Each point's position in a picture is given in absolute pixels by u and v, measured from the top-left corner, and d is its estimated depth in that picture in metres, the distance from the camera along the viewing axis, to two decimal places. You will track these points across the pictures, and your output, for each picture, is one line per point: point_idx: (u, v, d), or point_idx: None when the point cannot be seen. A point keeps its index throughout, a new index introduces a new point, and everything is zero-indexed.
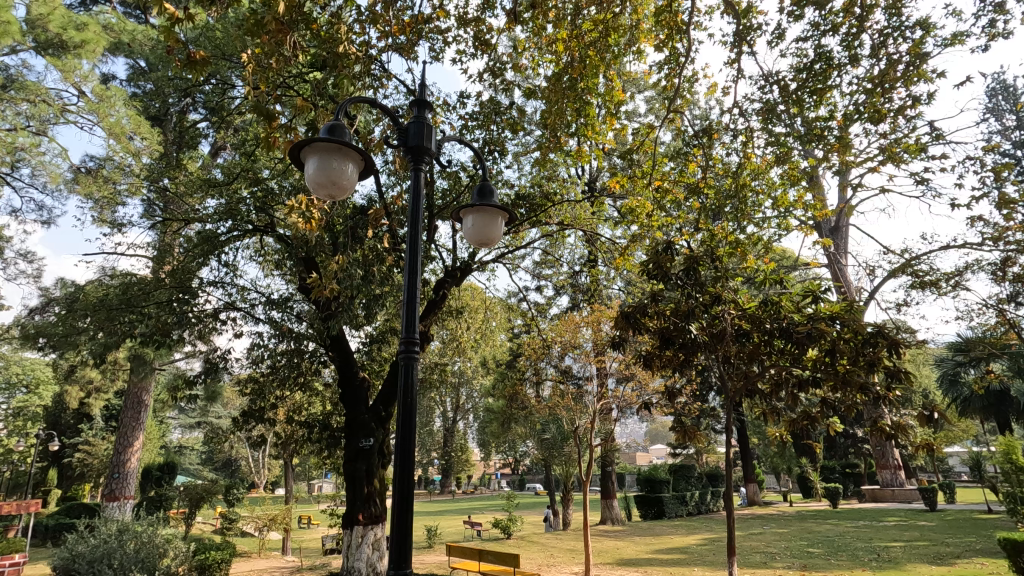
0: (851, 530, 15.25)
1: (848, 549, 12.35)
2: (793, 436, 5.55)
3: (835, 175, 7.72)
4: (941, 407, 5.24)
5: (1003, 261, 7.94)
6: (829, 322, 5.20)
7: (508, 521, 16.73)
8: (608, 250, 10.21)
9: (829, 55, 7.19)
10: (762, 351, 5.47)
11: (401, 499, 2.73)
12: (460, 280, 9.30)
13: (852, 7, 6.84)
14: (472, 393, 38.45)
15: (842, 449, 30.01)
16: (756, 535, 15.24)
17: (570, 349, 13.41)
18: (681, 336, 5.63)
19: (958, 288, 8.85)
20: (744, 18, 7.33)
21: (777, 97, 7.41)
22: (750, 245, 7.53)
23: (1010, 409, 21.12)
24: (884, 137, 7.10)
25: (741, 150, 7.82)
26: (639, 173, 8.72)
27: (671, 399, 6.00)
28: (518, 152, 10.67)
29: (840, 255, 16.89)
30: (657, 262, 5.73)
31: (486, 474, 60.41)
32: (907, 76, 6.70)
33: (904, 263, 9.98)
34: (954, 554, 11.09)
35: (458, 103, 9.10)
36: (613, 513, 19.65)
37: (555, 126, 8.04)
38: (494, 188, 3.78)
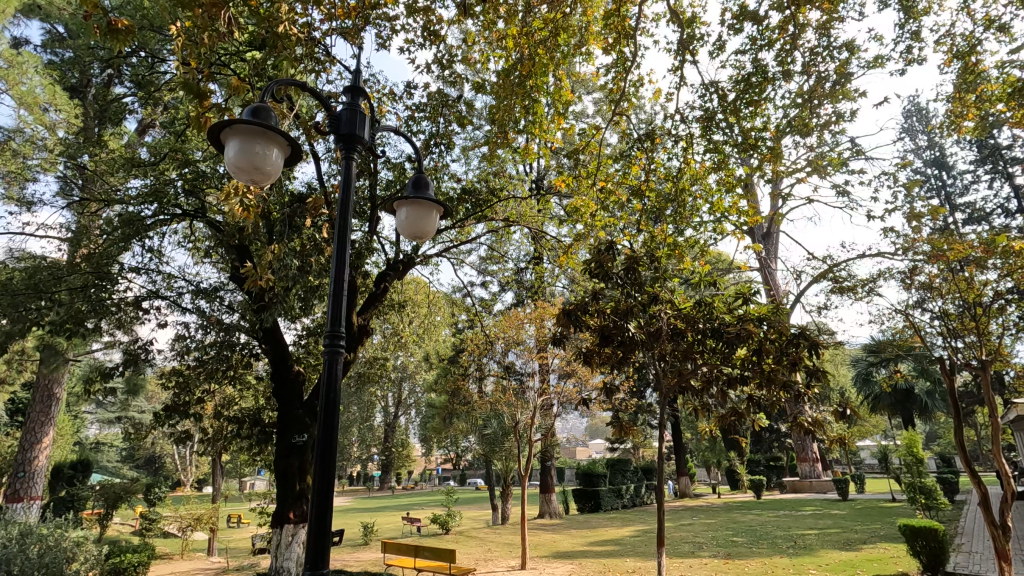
0: (772, 520, 16.16)
1: (768, 538, 13.07)
2: (721, 431, 5.80)
3: (767, 183, 8.12)
4: (853, 404, 5.62)
5: (912, 270, 8.61)
6: (757, 323, 5.44)
7: (446, 516, 16.69)
8: (554, 248, 10.31)
9: (765, 69, 7.55)
10: (695, 350, 5.67)
11: (321, 494, 2.67)
12: (403, 274, 9.05)
13: (787, 25, 7.22)
14: (414, 388, 37.94)
15: (768, 443, 31.75)
16: (686, 526, 15.88)
17: (514, 345, 13.50)
18: (620, 333, 5.77)
19: (872, 293, 9.50)
20: (688, 27, 7.59)
21: (717, 106, 7.72)
22: (687, 248, 7.81)
23: (914, 406, 23.00)
24: (812, 150, 7.54)
25: (682, 155, 8.11)
26: (584, 173, 8.89)
27: (608, 396, 6.12)
28: (467, 146, 10.63)
29: (771, 260, 17.82)
30: (597, 261, 5.86)
31: (427, 470, 60.03)
32: (833, 93, 7.15)
33: (826, 269, 10.63)
34: (861, 540, 11.96)
35: (404, 93, 8.93)
36: (551, 507, 19.95)
37: (503, 122, 8.06)
38: (430, 181, 3.75)
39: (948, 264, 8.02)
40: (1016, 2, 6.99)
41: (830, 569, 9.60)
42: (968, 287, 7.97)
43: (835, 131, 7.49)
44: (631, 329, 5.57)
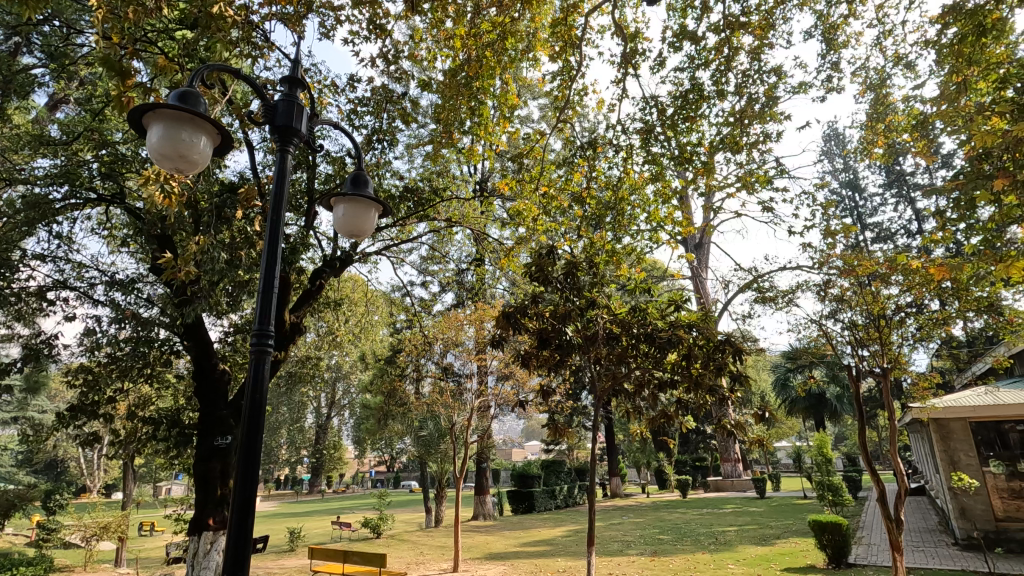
0: (696, 518, 16.91)
1: (692, 535, 13.67)
2: (651, 433, 5.99)
3: (700, 197, 8.50)
4: (771, 408, 5.97)
5: (826, 283, 9.27)
6: (688, 329, 5.70)
7: (378, 520, 16.33)
8: (495, 250, 10.34)
9: (701, 87, 7.92)
10: (629, 354, 5.83)
11: (241, 502, 2.56)
12: (340, 271, 8.76)
13: (723, 47, 7.62)
14: (348, 389, 36.96)
15: (694, 444, 33.18)
16: (616, 525, 16.34)
17: (452, 346, 13.41)
18: (558, 336, 5.85)
19: (791, 304, 10.15)
20: (632, 41, 7.85)
21: (656, 120, 8.02)
22: (624, 255, 8.05)
23: (825, 409, 24.72)
24: (742, 167, 7.98)
25: (622, 165, 8.37)
26: (527, 178, 9.00)
27: (544, 398, 6.17)
28: (410, 144, 10.50)
29: (702, 270, 18.66)
30: (537, 265, 5.95)
31: (359, 473, 58.51)
32: (762, 115, 7.61)
33: (751, 280, 11.25)
34: (776, 536, 12.73)
35: (347, 86, 8.70)
36: (485, 509, 19.96)
37: (448, 122, 8.01)
38: (369, 179, 3.67)
39: (858, 278, 8.71)
40: (920, 43, 7.70)
41: (746, 563, 10.14)
42: (874, 300, 8.67)
43: (762, 150, 7.96)
44: (569, 333, 5.65)
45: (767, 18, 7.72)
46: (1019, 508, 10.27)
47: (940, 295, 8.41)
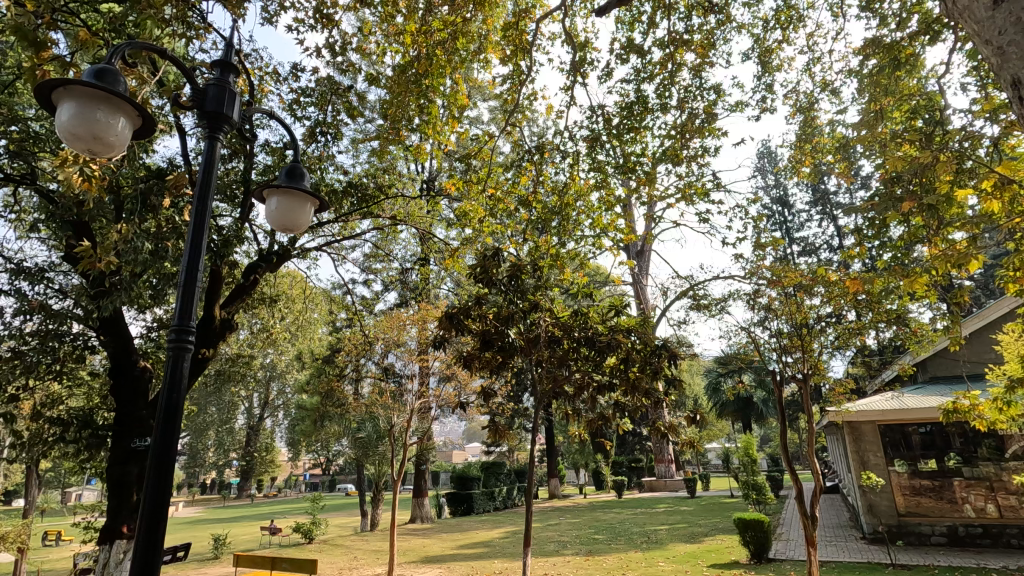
0: (630, 518, 17.37)
1: (626, 534, 14.04)
2: (589, 435, 6.10)
3: (643, 205, 8.76)
4: (702, 411, 6.21)
5: (756, 292, 9.76)
6: (626, 334, 5.86)
7: (310, 525, 15.81)
8: (440, 250, 10.27)
9: (646, 100, 8.20)
10: (571, 357, 5.87)
11: (154, 504, 2.43)
12: (276, 266, 8.40)
13: (668, 62, 7.89)
14: (284, 389, 35.55)
15: (631, 446, 34.11)
16: (553, 525, 16.56)
17: (394, 347, 13.16)
18: (501, 339, 5.81)
19: (723, 311, 10.62)
20: (581, 50, 8.01)
21: (602, 128, 8.22)
22: (568, 259, 8.18)
23: (752, 412, 26.04)
24: (682, 178, 8.29)
25: (568, 171, 8.51)
26: (475, 179, 9.00)
27: (485, 400, 6.13)
28: (356, 139, 10.26)
29: (642, 276, 19.24)
30: (482, 266, 5.96)
31: (292, 476, 56.38)
32: (701, 129, 7.94)
33: (688, 287, 11.69)
34: (703, 534, 13.27)
35: (290, 75, 8.39)
36: (423, 512, 19.70)
37: (396, 118, 7.89)
38: (306, 172, 3.56)
39: (784, 289, 9.24)
40: (845, 72, 8.27)
41: (675, 560, 10.51)
42: (798, 310, 9.21)
43: (701, 164, 8.30)
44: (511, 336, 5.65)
45: (709, 37, 8.06)
46: (919, 503, 11.17)
47: (856, 307, 9.04)
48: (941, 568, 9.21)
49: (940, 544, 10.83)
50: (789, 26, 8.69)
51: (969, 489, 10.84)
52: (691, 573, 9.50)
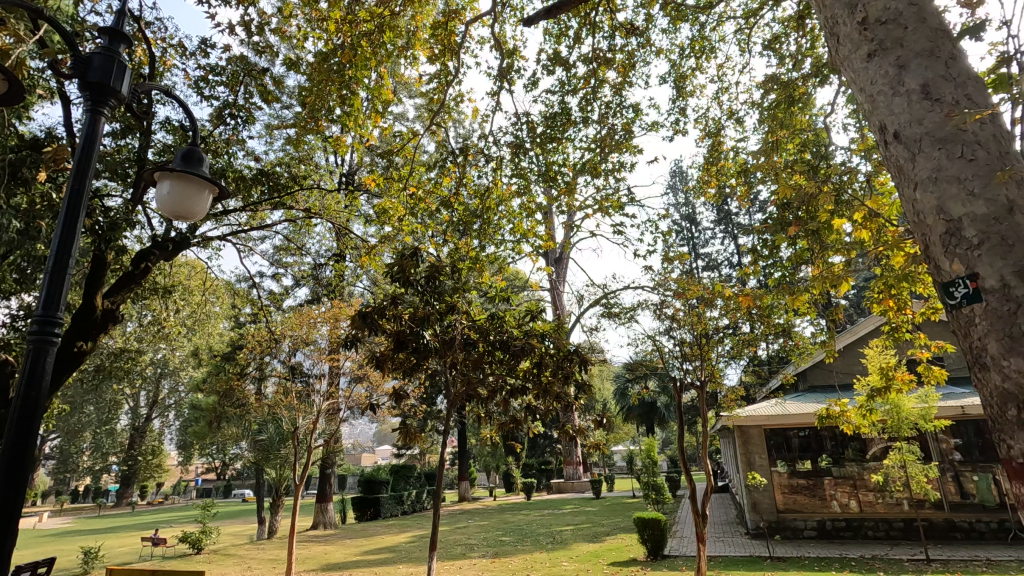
0: (538, 519, 17.71)
1: (532, 535, 14.29)
2: (500, 437, 6.13)
3: (562, 214, 8.99)
4: (608, 414, 6.46)
5: (662, 303, 10.32)
6: (540, 339, 5.97)
7: (199, 534, 14.69)
8: (357, 247, 9.98)
9: (569, 111, 8.45)
10: (485, 360, 5.91)
11: (2, 515, 2.17)
12: (172, 254, 7.75)
13: (591, 77, 8.18)
14: (176, 387, 32.86)
15: (541, 448, 34.85)
16: (461, 528, 16.52)
17: (302, 345, 12.55)
18: (416, 340, 5.70)
19: (631, 320, 11.12)
20: (509, 57, 8.11)
21: (526, 136, 8.36)
22: (488, 262, 8.23)
23: (655, 417, 27.47)
24: (600, 191, 8.62)
25: (491, 175, 8.59)
26: (396, 176, 8.85)
27: (397, 402, 5.98)
28: (270, 124, 9.73)
29: (560, 282, 19.74)
30: (400, 265, 5.78)
31: (182, 482, 52.12)
32: (619, 145, 8.31)
33: (601, 295, 12.13)
34: (605, 533, 13.79)
35: (198, 50, 7.80)
36: (326, 517, 18.94)
37: (315, 107, 7.56)
38: (205, 157, 3.33)
39: (687, 300, 9.85)
40: (748, 104, 9.01)
41: (578, 560, 10.84)
42: (699, 320, 9.86)
43: (618, 178, 8.68)
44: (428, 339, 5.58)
45: (630, 58, 8.46)
46: (795, 501, 12.23)
47: (749, 320, 9.80)
48: (810, 558, 10.16)
49: (811, 537, 11.94)
50: (702, 55, 9.30)
51: (837, 487, 12.04)
52: (592, 572, 9.81)
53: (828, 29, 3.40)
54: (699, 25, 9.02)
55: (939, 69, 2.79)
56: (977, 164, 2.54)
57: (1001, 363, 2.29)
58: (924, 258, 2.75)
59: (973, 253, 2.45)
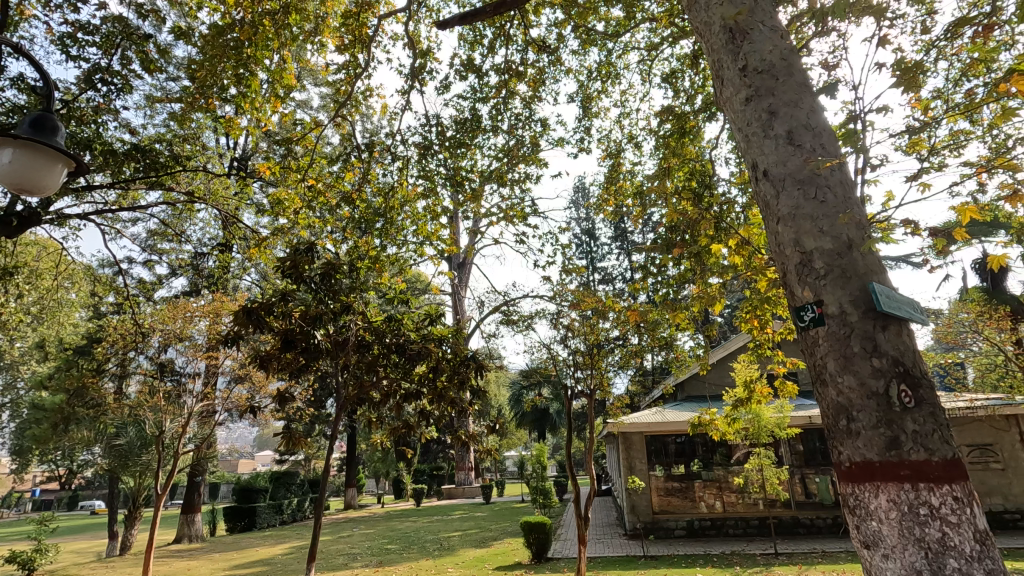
0: (426, 525, 17.50)
1: (419, 542, 14.08)
2: (391, 442, 5.97)
3: (467, 219, 9.01)
4: (501, 420, 6.54)
5: (558, 312, 10.68)
6: (438, 343, 5.89)
7: (33, 553, 12.83)
8: (245, 238, 9.32)
9: (479, 119, 8.51)
10: (379, 363, 5.71)
11: None
12: (16, 231, 6.73)
13: (502, 88, 8.32)
14: (15, 384, 28.55)
15: (434, 454, 34.54)
16: (344, 537, 15.88)
17: (175, 341, 11.35)
18: (306, 340, 5.21)
19: (528, 327, 11.39)
20: (422, 57, 8.02)
21: (435, 138, 8.30)
22: (388, 263, 8.05)
23: (547, 423, 28.27)
24: (505, 200, 8.75)
25: (397, 174, 8.42)
26: (294, 166, 8.39)
27: (280, 406, 5.48)
28: (151, 96, 8.82)
29: (461, 287, 19.77)
30: (293, 262, 5.28)
31: (14, 494, 45.17)
32: (525, 157, 8.51)
33: (501, 302, 12.30)
34: (492, 538, 13.93)
35: (66, 3, 6.90)
36: (192, 529, 17.35)
37: (206, 83, 6.96)
38: (61, 126, 2.96)
39: (582, 311, 10.28)
40: (646, 130, 9.64)
41: (464, 566, 10.83)
42: (591, 330, 10.33)
43: (523, 189, 8.88)
44: (318, 338, 5.25)
45: (540, 74, 8.71)
46: (669, 502, 13.14)
47: (637, 333, 10.41)
48: (679, 556, 10.93)
49: (681, 536, 12.88)
50: (608, 80, 9.81)
51: (705, 489, 13.12)
52: None
53: (714, 71, 3.72)
54: (606, 51, 9.52)
55: (802, 119, 3.18)
56: (826, 205, 2.92)
57: (837, 379, 2.62)
58: (782, 283, 3.09)
59: (820, 282, 2.80)
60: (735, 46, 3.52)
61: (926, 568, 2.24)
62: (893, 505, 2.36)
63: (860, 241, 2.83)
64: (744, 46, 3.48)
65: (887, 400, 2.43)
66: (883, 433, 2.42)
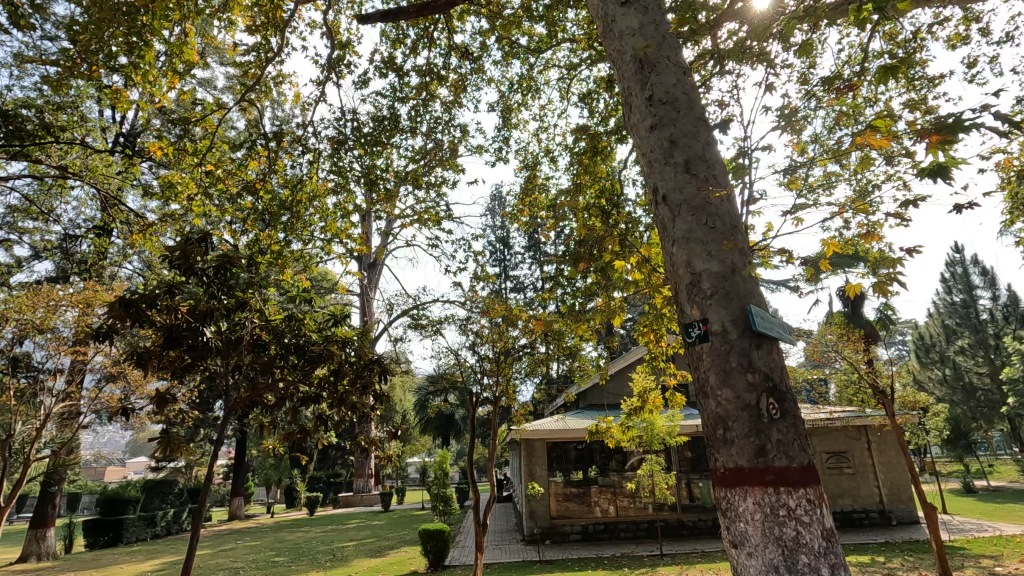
0: (318, 535, 16.71)
1: (310, 554, 13.41)
2: (284, 449, 5.64)
3: (379, 220, 8.80)
4: (404, 426, 6.41)
5: (468, 318, 10.69)
6: (341, 346, 5.68)
7: None
8: (128, 222, 8.46)
9: (397, 118, 8.37)
10: (276, 364, 5.32)
11: None
12: None
13: (422, 90, 8.25)
14: None
15: (332, 460, 33.12)
16: (226, 550, 14.77)
17: (33, 332, 9.96)
18: (193, 338, 4.74)
19: (437, 332, 11.28)
20: (341, 49, 7.77)
21: (350, 134, 8.06)
22: (292, 259, 7.66)
23: (452, 429, 28.09)
24: (420, 202, 8.67)
25: (307, 167, 8.05)
26: (190, 149, 7.77)
27: (158, 408, 4.99)
28: (20, 54, 7.80)
29: (370, 288, 19.22)
30: (182, 252, 4.85)
31: None
32: (442, 161, 8.48)
33: (411, 305, 12.11)
34: (389, 547, 13.58)
35: None
36: (42, 547, 15.32)
37: (91, 48, 6.27)
38: None
39: (492, 318, 10.37)
40: (562, 146, 9.97)
41: None
42: (500, 338, 10.45)
43: (439, 193, 8.84)
44: (208, 336, 4.80)
45: (462, 80, 8.75)
46: (567, 507, 13.53)
47: (544, 342, 10.66)
48: (572, 560, 11.27)
49: (575, 540, 13.28)
50: (528, 93, 10.03)
51: (600, 494, 13.62)
52: None
53: (624, 96, 3.94)
54: (528, 65, 9.74)
55: (698, 149, 3.44)
56: (715, 231, 3.17)
57: (717, 391, 2.85)
58: (673, 301, 3.31)
59: (706, 302, 3.04)
60: (643, 76, 3.75)
61: (782, 564, 2.49)
62: (758, 507, 2.60)
63: (743, 266, 3.10)
64: (652, 77, 3.71)
65: (757, 412, 2.68)
66: (752, 441, 2.66)
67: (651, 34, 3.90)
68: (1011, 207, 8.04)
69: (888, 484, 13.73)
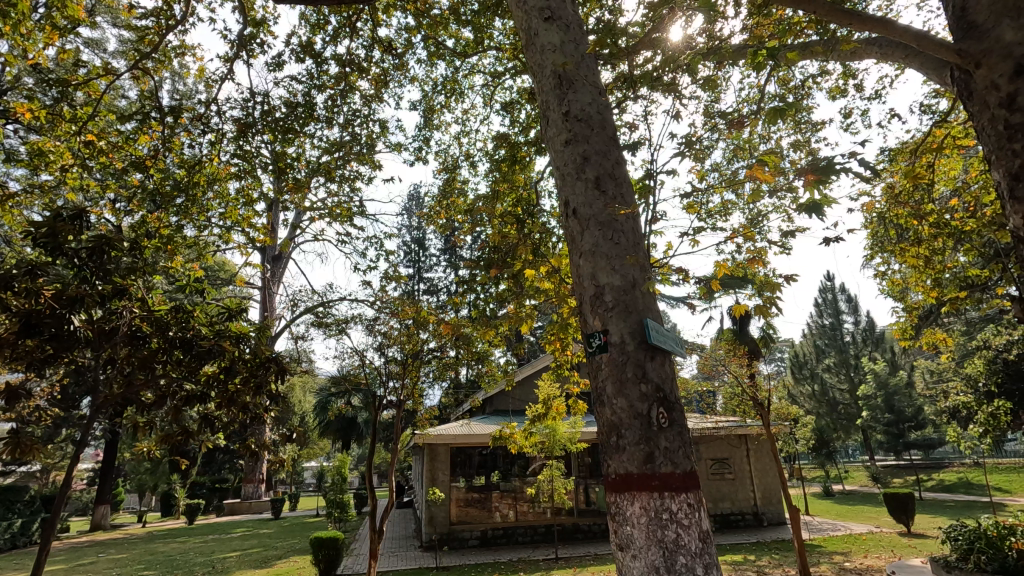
0: (197, 546, 15.46)
1: (185, 566, 12.35)
2: (160, 452, 5.11)
3: (287, 210, 8.33)
4: (299, 429, 6.07)
5: (376, 319, 10.38)
6: (234, 342, 5.25)
7: None
8: None
9: (313, 107, 8.00)
10: (157, 359, 4.79)
11: None
12: None
13: (341, 80, 7.96)
14: None
15: (218, 464, 30.80)
16: (84, 565, 13.23)
17: None
18: (57, 326, 4.10)
19: (342, 331, 10.84)
20: (254, 26, 7.31)
21: (259, 117, 7.59)
22: (183, 246, 7.04)
23: (354, 432, 27.12)
24: (332, 196, 8.34)
25: (208, 148, 7.46)
26: (68, 115, 6.93)
27: (6, 406, 4.31)
28: None
29: (273, 282, 18.19)
30: (51, 229, 4.28)
31: None
32: (358, 155, 8.20)
33: (316, 302, 11.57)
34: (276, 557, 12.82)
35: None
36: None
37: None
38: None
39: (402, 320, 10.15)
40: (482, 152, 10.02)
41: None
42: (409, 340, 10.25)
43: (353, 188, 8.55)
44: (77, 325, 4.19)
45: (384, 74, 8.54)
46: (467, 513, 13.50)
47: (454, 345, 10.59)
48: (470, 566, 11.24)
49: (474, 545, 13.27)
50: (451, 95, 9.98)
51: (501, 500, 13.78)
52: None
53: (542, 109, 4.02)
54: (453, 68, 9.72)
55: (607, 167, 3.59)
56: (619, 247, 3.31)
57: (613, 400, 2.96)
58: (577, 311, 3.41)
59: (607, 314, 3.16)
60: (561, 91, 3.85)
61: (662, 565, 2.63)
62: (644, 512, 2.73)
63: (642, 281, 3.26)
64: (569, 94, 3.83)
65: (648, 421, 2.82)
66: (642, 449, 2.79)
67: (570, 53, 4.02)
68: (872, 244, 9.13)
69: (762, 489, 15.03)
